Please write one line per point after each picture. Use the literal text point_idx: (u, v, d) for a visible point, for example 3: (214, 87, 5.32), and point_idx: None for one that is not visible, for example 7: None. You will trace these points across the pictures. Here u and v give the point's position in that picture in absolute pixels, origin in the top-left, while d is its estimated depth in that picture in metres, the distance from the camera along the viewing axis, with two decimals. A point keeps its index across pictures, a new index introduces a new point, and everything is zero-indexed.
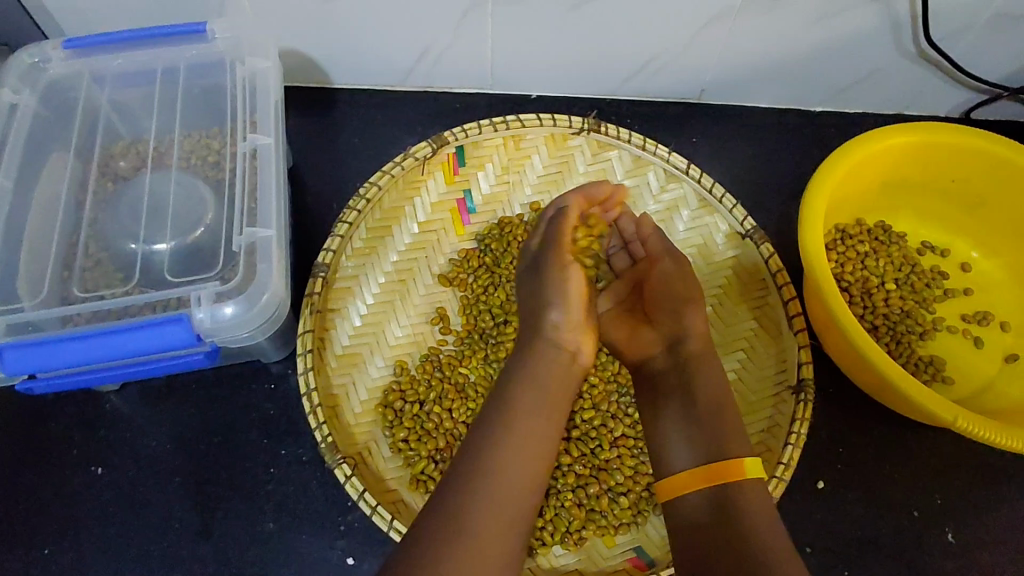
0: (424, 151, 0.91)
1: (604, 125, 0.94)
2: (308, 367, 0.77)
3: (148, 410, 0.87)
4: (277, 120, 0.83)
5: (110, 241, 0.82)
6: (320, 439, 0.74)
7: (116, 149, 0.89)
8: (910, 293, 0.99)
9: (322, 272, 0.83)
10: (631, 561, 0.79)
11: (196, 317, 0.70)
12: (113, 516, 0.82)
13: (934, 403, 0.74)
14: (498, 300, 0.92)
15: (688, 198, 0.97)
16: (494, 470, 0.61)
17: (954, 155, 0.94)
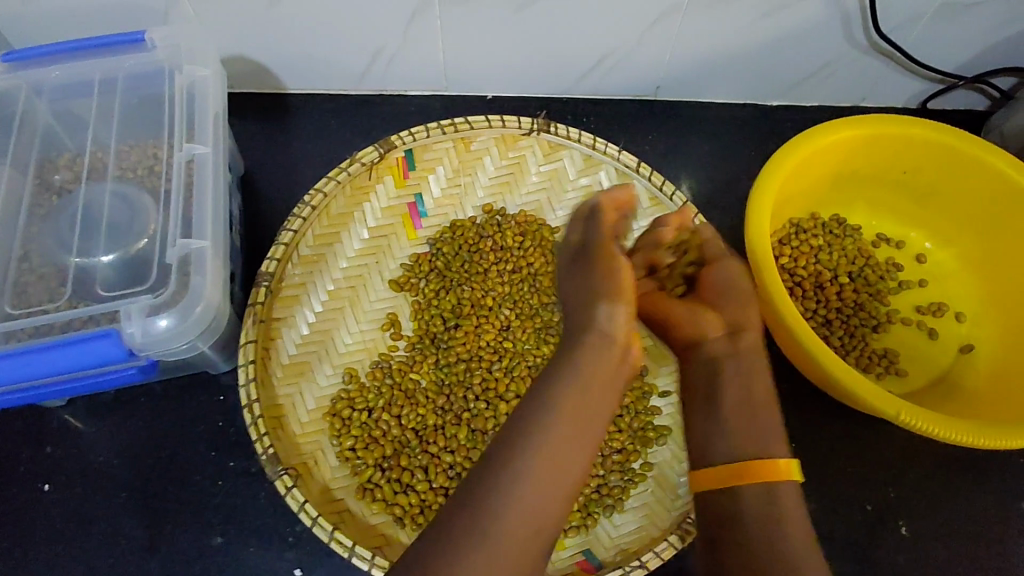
0: (370, 156, 0.90)
1: (553, 125, 0.94)
2: (249, 379, 0.76)
3: (95, 425, 0.86)
4: (216, 129, 0.83)
5: (51, 255, 0.82)
6: (260, 451, 0.74)
7: (59, 162, 0.89)
8: (864, 286, 0.98)
9: (265, 282, 0.81)
10: (579, 564, 0.78)
11: (126, 332, 0.69)
12: (60, 532, 0.81)
13: (875, 398, 0.74)
14: (449, 303, 0.92)
15: (640, 197, 0.96)
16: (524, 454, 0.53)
17: (904, 146, 0.95)
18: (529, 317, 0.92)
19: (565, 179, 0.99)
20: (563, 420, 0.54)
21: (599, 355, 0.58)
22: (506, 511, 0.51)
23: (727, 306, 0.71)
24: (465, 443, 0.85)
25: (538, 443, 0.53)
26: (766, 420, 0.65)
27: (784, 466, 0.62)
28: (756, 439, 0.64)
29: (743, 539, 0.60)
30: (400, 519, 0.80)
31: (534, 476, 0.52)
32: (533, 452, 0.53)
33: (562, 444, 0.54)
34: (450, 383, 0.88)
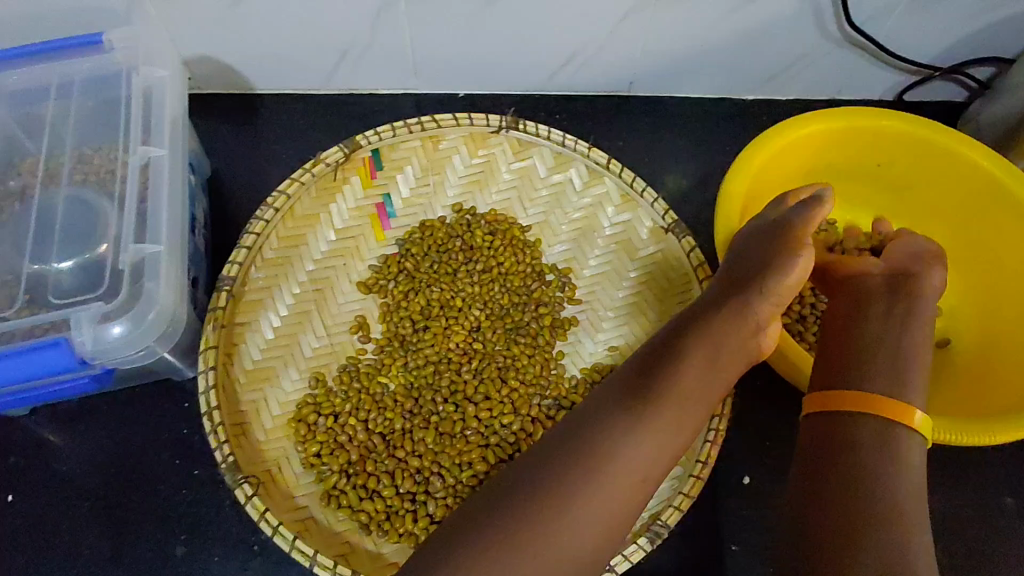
0: (335, 156, 0.89)
1: (522, 122, 0.92)
2: (208, 385, 0.75)
3: (57, 434, 0.85)
4: (175, 132, 0.81)
5: (7, 262, 0.80)
6: (219, 459, 0.72)
7: (12, 166, 0.86)
8: None
9: (226, 287, 0.80)
10: None
11: (76, 341, 0.67)
12: (21, 544, 0.80)
13: None
14: (418, 305, 0.91)
15: (611, 194, 0.95)
16: (623, 444, 0.62)
17: (877, 139, 0.94)
18: (498, 318, 0.92)
19: (535, 177, 0.98)
20: (649, 426, 0.63)
21: (717, 339, 0.69)
22: (617, 475, 0.61)
23: (898, 264, 0.81)
24: (431, 447, 0.83)
25: (649, 421, 0.64)
26: (903, 368, 0.71)
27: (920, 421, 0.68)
28: (886, 384, 0.69)
29: (861, 463, 0.64)
30: (366, 526, 0.79)
31: (636, 451, 0.62)
32: (642, 430, 0.63)
33: (666, 423, 0.64)
34: (417, 385, 0.87)
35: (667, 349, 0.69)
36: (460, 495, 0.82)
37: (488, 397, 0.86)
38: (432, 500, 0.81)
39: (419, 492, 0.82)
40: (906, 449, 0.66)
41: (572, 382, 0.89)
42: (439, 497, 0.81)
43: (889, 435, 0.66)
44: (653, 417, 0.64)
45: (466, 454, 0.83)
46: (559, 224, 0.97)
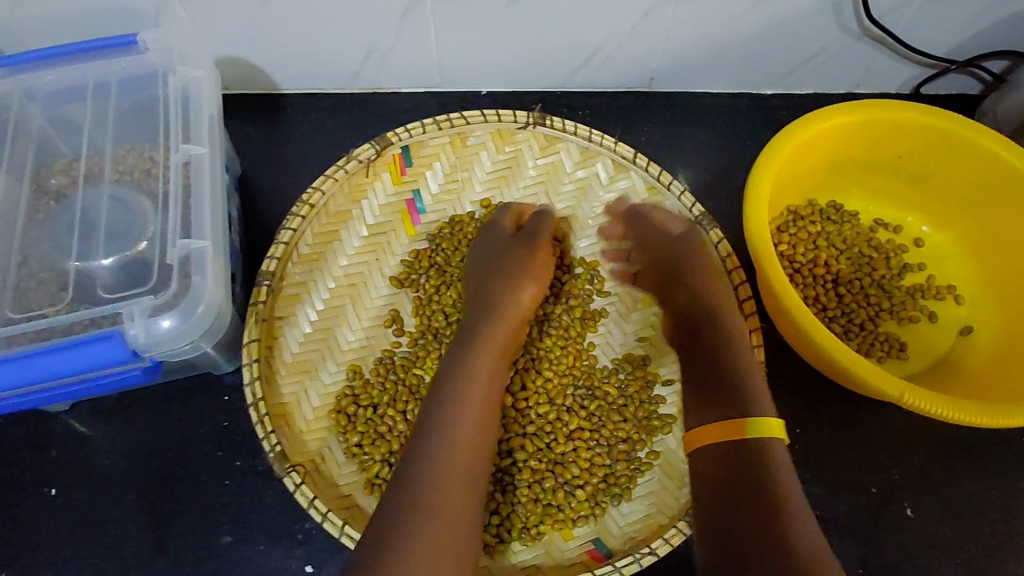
0: (367, 153, 0.91)
1: (548, 118, 0.94)
2: (253, 376, 0.77)
3: (99, 429, 0.86)
4: (212, 131, 0.83)
5: (48, 259, 0.82)
6: (268, 448, 0.74)
7: (55, 168, 0.88)
8: (865, 271, 0.98)
9: (266, 282, 0.82)
10: (588, 553, 0.79)
11: (130, 333, 0.69)
12: (67, 537, 0.81)
13: (877, 379, 0.74)
14: (450, 297, 0.92)
15: (637, 188, 0.97)
16: (422, 456, 0.66)
17: (899, 131, 0.95)
18: (528, 308, 0.92)
19: (562, 172, 0.99)
20: (446, 429, 0.68)
21: (467, 362, 0.74)
22: (424, 493, 0.63)
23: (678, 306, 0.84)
24: None
25: (437, 438, 0.67)
26: (736, 379, 0.73)
27: (773, 424, 0.68)
28: (736, 403, 0.70)
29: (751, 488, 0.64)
30: None
31: (442, 463, 0.66)
32: (438, 445, 0.67)
33: (455, 433, 0.68)
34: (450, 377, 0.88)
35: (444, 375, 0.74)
36: (500, 483, 0.82)
37: (524, 387, 0.85)
38: None
39: None
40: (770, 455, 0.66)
41: (604, 371, 0.89)
42: None
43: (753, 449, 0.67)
44: (439, 432, 0.68)
45: (504, 443, 0.83)
46: (587, 218, 0.98)
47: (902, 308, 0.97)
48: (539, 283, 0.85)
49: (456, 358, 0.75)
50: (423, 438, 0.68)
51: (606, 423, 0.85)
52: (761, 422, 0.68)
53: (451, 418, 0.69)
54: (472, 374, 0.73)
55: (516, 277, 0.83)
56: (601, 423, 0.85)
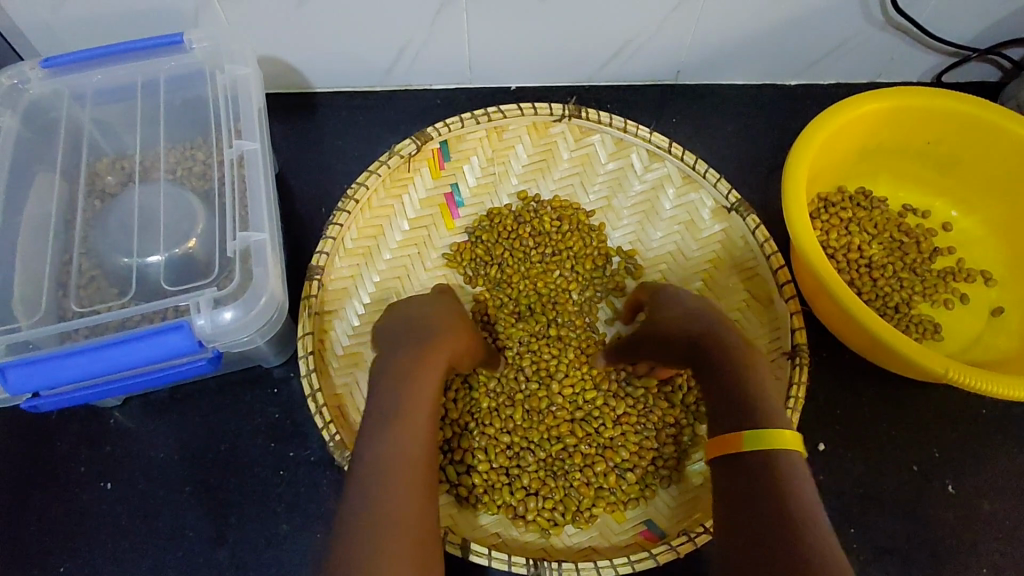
0: (409, 148, 0.92)
1: (584, 110, 0.95)
2: (310, 367, 0.78)
3: (152, 422, 0.87)
4: (261, 126, 0.85)
5: (102, 255, 0.83)
6: (327, 437, 0.76)
7: (101, 166, 0.90)
8: (896, 255, 1.00)
9: (316, 275, 0.84)
10: (642, 534, 0.81)
11: (196, 324, 0.71)
12: (125, 529, 0.83)
13: (923, 357, 0.76)
14: (490, 283, 0.95)
15: (672, 176, 0.98)
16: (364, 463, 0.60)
17: (929, 116, 0.97)
18: (563, 299, 0.94)
19: (597, 163, 1.00)
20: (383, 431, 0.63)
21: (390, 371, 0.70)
22: (377, 519, 0.56)
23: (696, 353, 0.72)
24: (517, 425, 0.86)
25: (381, 470, 0.60)
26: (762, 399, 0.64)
27: (789, 436, 0.60)
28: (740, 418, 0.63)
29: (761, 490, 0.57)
30: (464, 499, 0.82)
31: (393, 491, 0.58)
32: (382, 478, 0.59)
33: (398, 459, 0.61)
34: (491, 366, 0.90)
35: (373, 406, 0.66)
36: (551, 467, 0.85)
37: (568, 373, 0.88)
38: (523, 476, 0.83)
39: (511, 471, 0.84)
40: (785, 472, 0.57)
41: None
42: (530, 470, 0.84)
43: (764, 465, 0.59)
44: (384, 460, 0.60)
45: (553, 428, 0.86)
46: (622, 207, 1.00)
47: (935, 291, 0.99)
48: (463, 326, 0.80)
49: (385, 386, 0.68)
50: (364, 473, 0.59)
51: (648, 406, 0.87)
52: (769, 432, 0.60)
53: (392, 445, 0.62)
54: (413, 396, 0.67)
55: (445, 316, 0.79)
56: (648, 408, 0.87)
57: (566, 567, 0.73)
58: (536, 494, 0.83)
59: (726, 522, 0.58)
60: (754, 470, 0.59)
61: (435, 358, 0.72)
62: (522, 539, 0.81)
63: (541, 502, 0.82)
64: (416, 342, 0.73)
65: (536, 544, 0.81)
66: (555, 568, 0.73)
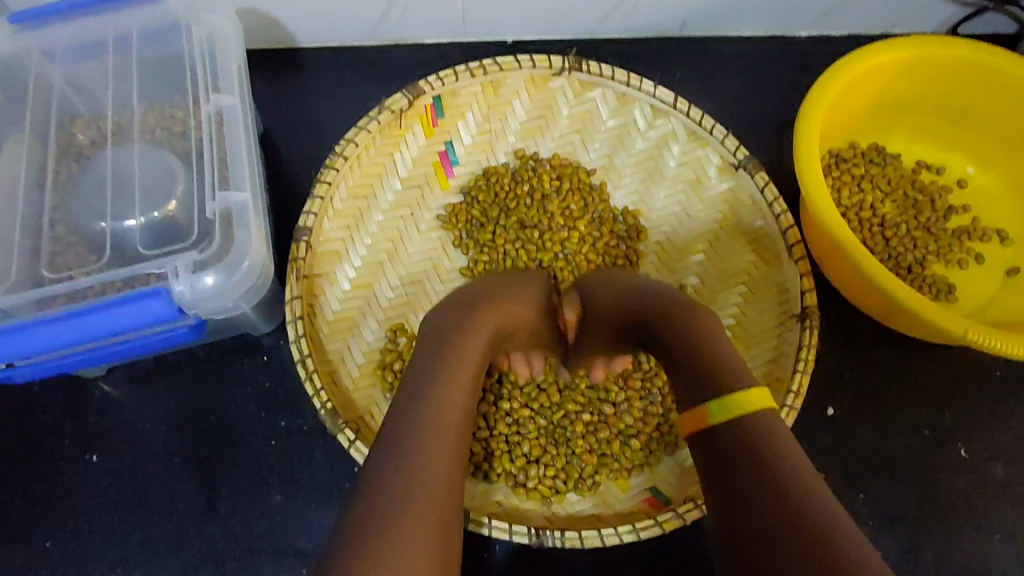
0: (399, 103, 0.87)
1: (586, 62, 0.90)
2: (299, 333, 0.75)
3: (137, 393, 0.84)
4: (242, 83, 0.81)
5: (76, 219, 0.78)
6: (319, 405, 0.73)
7: (76, 126, 0.85)
8: (910, 213, 0.96)
9: (304, 237, 0.80)
10: (646, 502, 0.79)
11: (175, 290, 0.67)
12: (113, 502, 0.80)
13: (940, 317, 0.73)
14: (483, 240, 0.90)
15: (677, 132, 0.93)
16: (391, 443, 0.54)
17: (947, 67, 0.92)
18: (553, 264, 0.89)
19: (598, 120, 0.95)
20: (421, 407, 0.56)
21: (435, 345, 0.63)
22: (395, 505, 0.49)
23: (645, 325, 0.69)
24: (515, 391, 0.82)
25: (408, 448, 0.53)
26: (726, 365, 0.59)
27: (753, 395, 0.56)
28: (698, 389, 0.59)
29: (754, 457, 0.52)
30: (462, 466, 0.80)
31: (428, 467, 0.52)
32: (417, 441, 0.54)
33: (437, 438, 0.54)
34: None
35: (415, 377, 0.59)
36: (552, 435, 0.82)
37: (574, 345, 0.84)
38: (522, 445, 0.80)
39: (510, 439, 0.81)
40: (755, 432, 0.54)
41: None
42: (531, 437, 0.81)
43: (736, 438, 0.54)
44: (426, 423, 0.55)
45: (555, 395, 0.82)
46: (624, 164, 0.95)
47: (949, 250, 0.95)
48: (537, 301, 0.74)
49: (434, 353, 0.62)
50: (393, 446, 0.53)
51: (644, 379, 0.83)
52: (733, 397, 0.56)
53: (431, 415, 0.56)
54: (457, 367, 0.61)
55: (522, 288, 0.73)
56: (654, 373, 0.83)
57: (569, 535, 0.71)
58: (537, 462, 0.80)
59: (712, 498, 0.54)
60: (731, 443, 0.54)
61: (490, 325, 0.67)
62: (523, 507, 0.79)
63: (541, 470, 0.79)
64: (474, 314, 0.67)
65: (538, 513, 0.79)
66: (557, 537, 0.71)
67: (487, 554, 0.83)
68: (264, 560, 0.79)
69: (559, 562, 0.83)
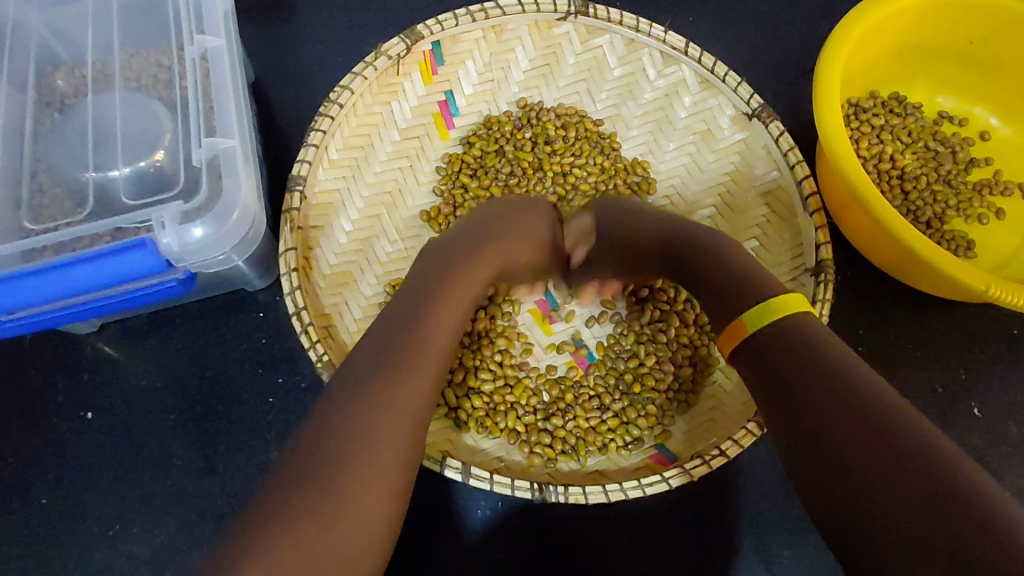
0: (396, 49, 0.82)
1: (592, 5, 0.85)
2: (294, 286, 0.72)
3: (131, 349, 0.82)
4: (229, 24, 0.76)
5: (60, 169, 0.75)
6: (315, 360, 0.71)
7: (56, 74, 0.81)
8: (930, 166, 0.92)
9: (298, 187, 0.76)
10: (652, 458, 0.78)
11: (161, 242, 0.64)
12: (108, 459, 0.79)
13: (960, 271, 0.70)
14: (484, 191, 0.88)
15: (688, 80, 0.88)
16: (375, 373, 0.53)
17: (973, 11, 0.87)
18: None
19: (605, 68, 0.91)
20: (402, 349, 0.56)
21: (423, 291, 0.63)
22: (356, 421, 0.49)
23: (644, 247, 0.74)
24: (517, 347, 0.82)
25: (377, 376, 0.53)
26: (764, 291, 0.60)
27: (792, 300, 0.57)
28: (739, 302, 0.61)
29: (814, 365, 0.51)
30: (464, 423, 0.78)
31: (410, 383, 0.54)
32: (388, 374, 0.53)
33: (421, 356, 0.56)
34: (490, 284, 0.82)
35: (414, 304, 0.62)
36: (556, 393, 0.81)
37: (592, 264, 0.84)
38: (525, 400, 0.79)
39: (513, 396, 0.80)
40: (801, 342, 0.53)
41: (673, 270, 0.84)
42: (534, 395, 0.80)
43: (785, 334, 0.55)
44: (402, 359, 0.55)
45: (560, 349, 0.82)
46: (632, 116, 0.91)
47: (969, 204, 0.91)
48: (541, 241, 0.75)
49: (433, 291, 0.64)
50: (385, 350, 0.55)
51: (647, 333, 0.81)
52: (775, 303, 0.57)
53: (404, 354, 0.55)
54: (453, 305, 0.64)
55: (524, 226, 0.74)
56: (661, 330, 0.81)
57: (572, 492, 0.69)
58: (540, 420, 0.79)
59: (779, 416, 0.52)
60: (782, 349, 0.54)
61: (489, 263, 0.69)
62: (525, 463, 0.77)
63: (544, 425, 0.79)
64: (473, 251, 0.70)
65: (541, 469, 0.77)
66: (561, 493, 0.69)
67: (489, 510, 0.82)
68: None
69: (562, 519, 0.83)
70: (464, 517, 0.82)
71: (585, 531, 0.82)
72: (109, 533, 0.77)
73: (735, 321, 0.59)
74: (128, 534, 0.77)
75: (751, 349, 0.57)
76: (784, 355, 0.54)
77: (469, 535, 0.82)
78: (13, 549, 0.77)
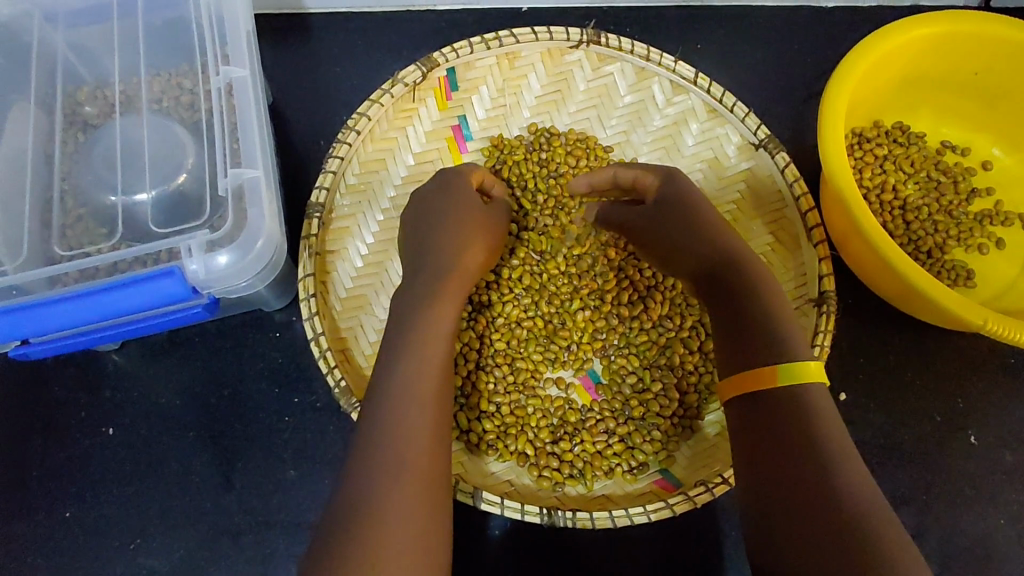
0: (413, 76, 0.84)
1: (604, 35, 0.87)
2: (312, 312, 0.75)
3: (151, 367, 0.84)
4: (251, 53, 0.78)
5: (86, 192, 0.77)
6: (333, 383, 0.74)
7: (81, 95, 0.83)
8: (932, 196, 0.94)
9: (316, 214, 0.79)
10: (657, 483, 0.80)
11: (188, 269, 0.67)
12: (129, 474, 0.81)
13: (959, 306, 0.72)
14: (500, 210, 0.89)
15: (696, 109, 0.90)
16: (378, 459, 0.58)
17: (978, 45, 0.89)
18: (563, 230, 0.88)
19: (615, 95, 0.92)
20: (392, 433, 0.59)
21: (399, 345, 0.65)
22: (384, 518, 0.55)
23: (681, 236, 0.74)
24: (527, 370, 0.84)
25: (382, 464, 0.57)
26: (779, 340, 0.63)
27: (812, 368, 0.61)
28: (765, 351, 0.63)
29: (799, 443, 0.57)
30: (475, 446, 0.81)
31: (403, 438, 0.59)
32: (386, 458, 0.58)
33: (408, 426, 0.60)
34: (483, 290, 0.85)
35: (394, 338, 0.66)
36: (564, 416, 0.83)
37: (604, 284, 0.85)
38: (535, 423, 0.82)
39: (522, 419, 0.82)
40: (806, 416, 0.58)
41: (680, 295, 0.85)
42: (539, 418, 0.82)
43: (784, 398, 0.60)
44: (396, 442, 0.59)
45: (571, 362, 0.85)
46: (642, 142, 0.93)
47: (969, 235, 0.93)
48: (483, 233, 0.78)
49: (402, 321, 0.67)
50: (380, 419, 0.60)
51: (651, 358, 0.84)
52: (798, 366, 0.61)
53: (393, 437, 0.59)
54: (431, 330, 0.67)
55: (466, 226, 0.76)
56: (666, 357, 0.83)
57: (580, 516, 0.72)
58: (549, 444, 0.82)
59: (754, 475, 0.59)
60: (764, 408, 0.61)
61: (453, 288, 0.72)
62: (534, 488, 0.80)
63: (552, 448, 0.81)
64: (435, 266, 0.73)
65: (549, 493, 0.79)
66: (569, 517, 0.72)
67: (497, 529, 0.85)
68: (279, 533, 0.80)
69: (567, 538, 0.85)
70: (472, 535, 0.85)
71: (589, 551, 0.84)
72: (130, 547, 0.80)
73: (760, 368, 0.62)
74: (148, 547, 0.80)
75: (754, 396, 0.62)
76: (774, 419, 0.60)
77: (476, 553, 0.84)
78: (37, 560, 0.79)
